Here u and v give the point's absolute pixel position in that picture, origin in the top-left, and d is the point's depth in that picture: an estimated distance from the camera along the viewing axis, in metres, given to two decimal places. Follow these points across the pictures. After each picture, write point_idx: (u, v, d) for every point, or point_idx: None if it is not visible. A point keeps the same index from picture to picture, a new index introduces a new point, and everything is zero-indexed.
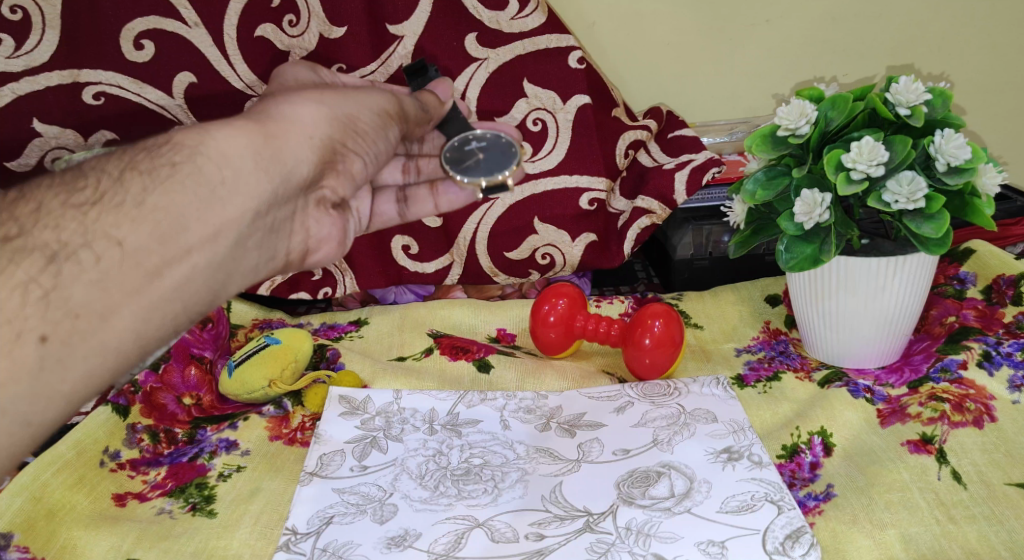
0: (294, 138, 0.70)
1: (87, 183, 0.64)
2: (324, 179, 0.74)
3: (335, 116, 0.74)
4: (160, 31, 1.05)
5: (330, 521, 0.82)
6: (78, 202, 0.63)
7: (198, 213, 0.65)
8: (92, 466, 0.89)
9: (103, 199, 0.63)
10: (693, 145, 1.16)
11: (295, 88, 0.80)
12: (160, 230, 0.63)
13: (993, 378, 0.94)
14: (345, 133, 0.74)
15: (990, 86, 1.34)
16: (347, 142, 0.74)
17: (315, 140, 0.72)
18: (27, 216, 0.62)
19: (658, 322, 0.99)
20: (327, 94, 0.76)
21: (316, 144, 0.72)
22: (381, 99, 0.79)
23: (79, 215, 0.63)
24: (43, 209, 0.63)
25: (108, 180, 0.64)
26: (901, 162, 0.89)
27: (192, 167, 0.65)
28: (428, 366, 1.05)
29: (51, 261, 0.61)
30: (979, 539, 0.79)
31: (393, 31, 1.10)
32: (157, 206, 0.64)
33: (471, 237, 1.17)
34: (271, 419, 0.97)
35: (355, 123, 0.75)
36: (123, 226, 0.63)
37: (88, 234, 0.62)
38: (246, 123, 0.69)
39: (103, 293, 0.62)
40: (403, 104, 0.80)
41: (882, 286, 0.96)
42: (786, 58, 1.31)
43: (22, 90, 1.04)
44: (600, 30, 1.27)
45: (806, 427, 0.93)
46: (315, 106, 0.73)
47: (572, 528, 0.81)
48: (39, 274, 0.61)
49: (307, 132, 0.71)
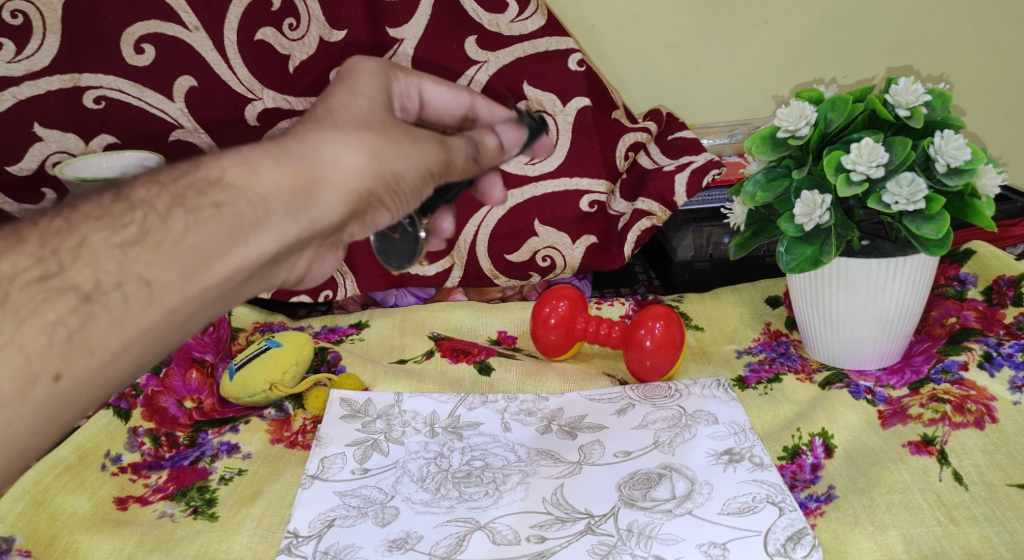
0: (331, 187, 0.62)
1: (133, 218, 0.58)
2: (348, 226, 0.66)
3: (382, 170, 0.64)
4: (160, 36, 1.06)
5: (331, 523, 0.82)
6: (120, 239, 0.58)
7: (219, 257, 0.59)
8: (94, 469, 0.90)
9: (147, 236, 0.58)
10: (693, 147, 1.17)
11: (348, 85, 0.67)
12: (186, 271, 0.58)
13: (994, 379, 0.94)
14: (384, 188, 0.64)
15: (990, 87, 1.34)
16: (386, 197, 0.65)
17: (353, 193, 0.63)
18: (68, 250, 0.58)
19: (658, 324, 0.99)
20: (387, 138, 0.65)
21: (352, 197, 0.63)
22: (436, 148, 0.67)
23: (118, 252, 0.57)
24: (85, 244, 0.58)
25: (152, 217, 0.59)
26: (901, 163, 0.89)
27: (235, 210, 0.60)
28: (429, 368, 1.05)
29: (84, 301, 0.57)
30: (981, 540, 0.79)
31: (393, 34, 1.10)
32: (189, 246, 0.58)
33: (472, 240, 1.17)
34: (271, 422, 0.97)
35: (399, 183, 0.65)
36: (156, 267, 0.58)
37: (123, 275, 0.57)
38: (289, 163, 0.61)
39: (122, 332, 0.58)
40: (454, 156, 0.68)
41: (884, 289, 0.96)
42: (786, 59, 1.31)
43: (22, 94, 1.05)
44: (600, 32, 1.27)
45: (807, 428, 0.93)
46: (366, 152, 0.63)
47: (573, 530, 0.81)
48: (68, 315, 0.57)
49: (347, 182, 0.62)
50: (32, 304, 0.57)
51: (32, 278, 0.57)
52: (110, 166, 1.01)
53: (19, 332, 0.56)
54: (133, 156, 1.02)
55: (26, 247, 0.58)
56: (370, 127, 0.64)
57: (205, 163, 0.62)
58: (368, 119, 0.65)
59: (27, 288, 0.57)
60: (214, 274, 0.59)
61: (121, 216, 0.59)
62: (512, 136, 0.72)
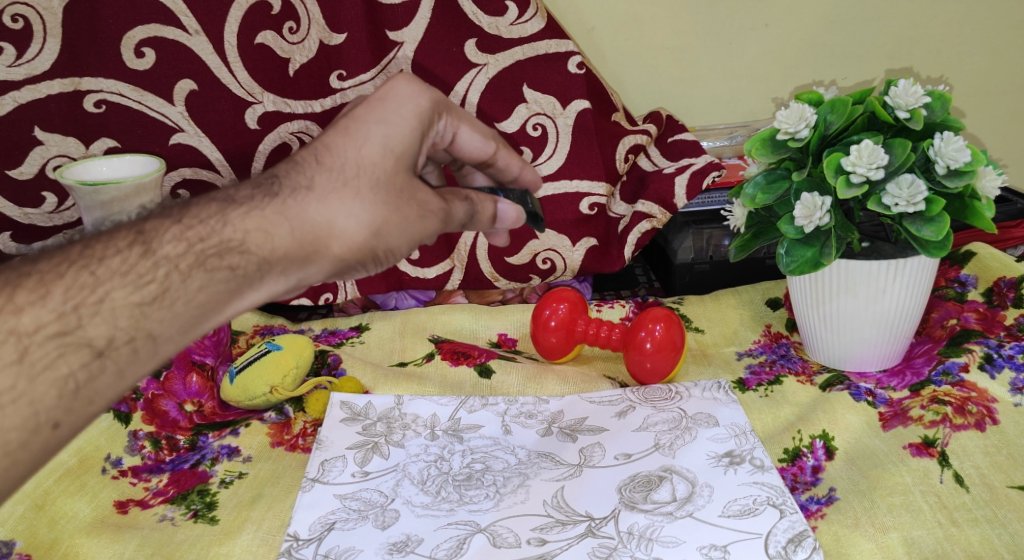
0: (327, 258, 0.66)
1: (155, 276, 0.61)
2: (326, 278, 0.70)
3: (377, 245, 0.68)
4: (160, 40, 1.06)
5: (332, 527, 0.82)
6: (136, 296, 0.60)
7: (218, 311, 0.63)
8: (94, 473, 0.90)
9: (162, 295, 0.61)
10: (693, 149, 1.17)
11: (384, 134, 0.70)
12: (188, 324, 0.62)
13: (994, 380, 0.93)
14: (373, 259, 0.69)
15: (990, 89, 1.34)
16: (373, 265, 0.70)
17: (345, 261, 0.67)
18: (88, 306, 0.59)
19: (659, 326, 1.00)
20: (396, 215, 0.69)
21: (343, 266, 0.68)
22: (437, 224, 0.72)
23: (135, 311, 0.60)
24: (106, 301, 0.60)
25: (174, 275, 0.61)
26: (900, 165, 0.89)
27: (244, 270, 0.63)
28: (430, 371, 1.05)
29: (97, 357, 0.59)
30: (982, 541, 0.79)
31: (393, 37, 1.10)
32: (194, 303, 0.62)
33: (473, 242, 1.17)
34: (272, 426, 0.97)
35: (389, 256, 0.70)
36: (163, 321, 0.61)
37: (135, 330, 0.60)
38: (305, 222, 0.65)
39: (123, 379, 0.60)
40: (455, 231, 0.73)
41: (885, 298, 0.96)
42: (786, 62, 1.31)
43: (23, 98, 1.05)
44: (599, 34, 1.27)
45: (808, 430, 0.93)
46: (371, 226, 0.67)
47: (574, 533, 0.81)
48: (79, 368, 0.59)
49: (344, 255, 0.67)
50: (48, 359, 0.58)
51: (50, 334, 0.58)
52: (112, 170, 1.03)
53: (32, 387, 0.57)
54: (134, 160, 1.03)
55: (49, 301, 0.59)
56: (390, 197, 0.68)
57: (227, 214, 0.64)
58: (390, 183, 0.69)
59: (45, 343, 0.58)
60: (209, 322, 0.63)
61: (144, 273, 0.61)
62: (510, 215, 0.77)
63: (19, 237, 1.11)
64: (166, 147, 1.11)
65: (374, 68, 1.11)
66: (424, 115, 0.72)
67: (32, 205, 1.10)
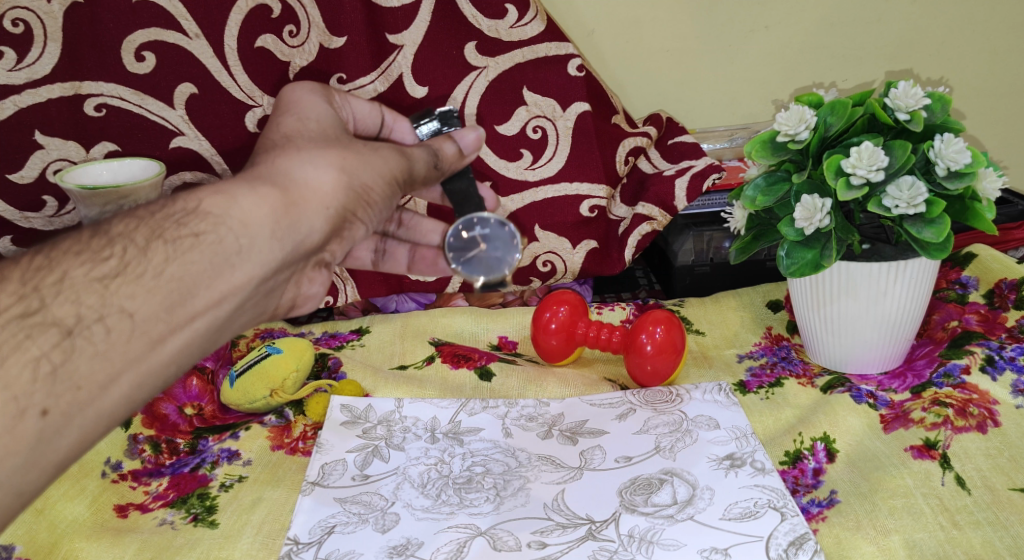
0: (310, 207, 0.68)
1: (113, 253, 0.63)
2: (328, 244, 0.72)
3: (353, 184, 0.71)
4: (160, 43, 1.06)
5: (332, 530, 0.82)
6: (100, 273, 0.63)
7: (210, 283, 0.64)
8: (94, 477, 0.90)
9: (126, 269, 0.63)
10: (692, 151, 1.17)
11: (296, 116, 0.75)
12: (169, 298, 0.63)
13: (996, 382, 0.93)
14: (357, 202, 0.71)
15: (990, 90, 1.34)
16: (361, 210, 0.72)
17: (331, 209, 0.69)
18: (49, 287, 0.62)
19: (659, 328, 0.99)
20: (352, 153, 0.72)
21: (330, 214, 0.70)
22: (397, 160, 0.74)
23: (99, 286, 0.62)
24: (66, 280, 0.62)
25: (131, 250, 0.64)
26: (900, 167, 0.88)
27: (214, 237, 0.65)
28: (431, 374, 1.05)
29: (68, 335, 0.61)
30: (984, 544, 0.79)
31: (393, 40, 1.10)
32: (173, 275, 0.63)
33: None
34: (272, 429, 0.97)
35: (369, 195, 0.72)
36: (137, 297, 0.62)
37: (105, 308, 0.62)
38: (268, 187, 0.67)
39: (114, 360, 0.61)
40: (414, 164, 0.75)
41: (873, 275, 0.95)
42: (786, 63, 1.31)
43: (23, 103, 1.05)
44: (600, 37, 1.27)
45: (809, 433, 0.93)
46: (336, 168, 0.70)
47: (574, 536, 0.80)
48: (53, 349, 0.60)
49: (323, 201, 0.69)
50: (17, 341, 0.60)
51: (15, 317, 0.61)
52: (112, 174, 1.02)
53: (4, 369, 0.59)
54: (135, 164, 1.02)
55: (9, 285, 0.62)
56: (337, 147, 0.72)
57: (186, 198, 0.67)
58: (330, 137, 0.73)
59: (9, 326, 0.60)
60: (203, 298, 0.64)
61: (101, 250, 0.64)
62: (470, 141, 0.80)
63: (20, 240, 1.11)
64: (166, 150, 1.11)
65: (374, 72, 1.11)
66: (322, 95, 0.79)
67: (33, 208, 1.10)
